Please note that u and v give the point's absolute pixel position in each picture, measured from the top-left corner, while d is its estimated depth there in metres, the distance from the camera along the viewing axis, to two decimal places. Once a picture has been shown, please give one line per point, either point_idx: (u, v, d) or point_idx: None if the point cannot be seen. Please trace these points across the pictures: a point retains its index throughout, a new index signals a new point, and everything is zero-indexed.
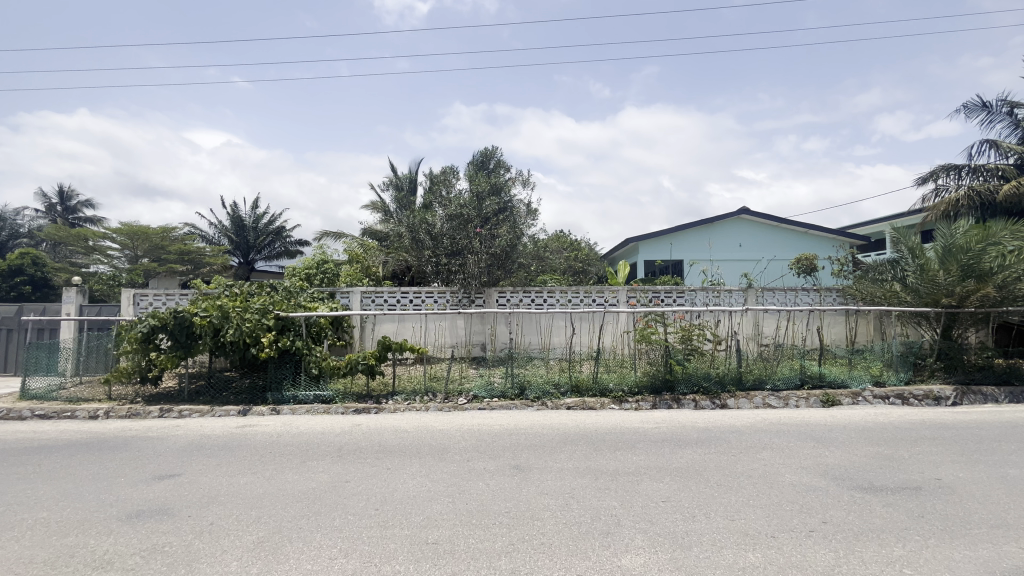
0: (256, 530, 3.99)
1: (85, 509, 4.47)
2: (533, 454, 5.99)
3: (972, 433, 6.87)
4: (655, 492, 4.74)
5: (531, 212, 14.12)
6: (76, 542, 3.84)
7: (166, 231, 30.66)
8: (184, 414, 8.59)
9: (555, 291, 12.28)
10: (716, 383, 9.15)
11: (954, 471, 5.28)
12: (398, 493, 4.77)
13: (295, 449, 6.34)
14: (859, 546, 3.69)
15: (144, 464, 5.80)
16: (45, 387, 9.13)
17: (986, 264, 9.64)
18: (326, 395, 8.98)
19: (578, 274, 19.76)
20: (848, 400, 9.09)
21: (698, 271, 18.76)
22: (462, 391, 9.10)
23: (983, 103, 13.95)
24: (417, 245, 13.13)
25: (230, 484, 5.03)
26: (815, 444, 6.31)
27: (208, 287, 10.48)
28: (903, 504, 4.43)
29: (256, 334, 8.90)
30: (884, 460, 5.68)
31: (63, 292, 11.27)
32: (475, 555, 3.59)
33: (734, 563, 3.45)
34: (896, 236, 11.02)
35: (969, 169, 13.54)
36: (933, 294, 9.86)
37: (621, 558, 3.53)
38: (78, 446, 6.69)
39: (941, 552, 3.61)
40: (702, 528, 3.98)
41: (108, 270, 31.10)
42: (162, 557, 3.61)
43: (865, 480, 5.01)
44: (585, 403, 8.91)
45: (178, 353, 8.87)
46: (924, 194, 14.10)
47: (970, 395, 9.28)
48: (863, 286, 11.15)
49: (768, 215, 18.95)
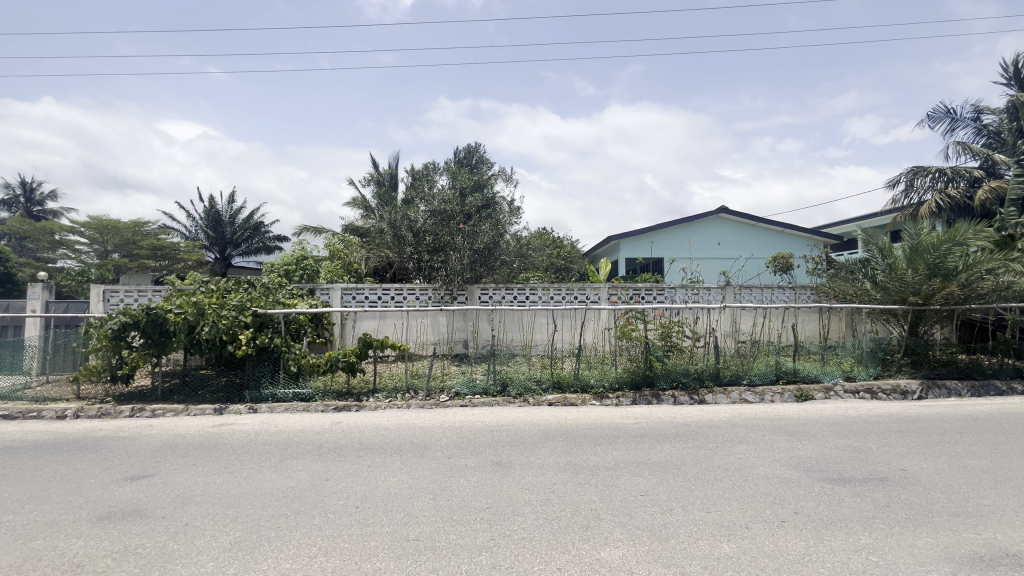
0: (233, 530, 3.93)
1: (52, 512, 4.33)
2: (514, 450, 6.02)
3: (937, 425, 7.15)
4: (634, 486, 4.81)
5: (514, 209, 14.05)
6: (42, 545, 3.73)
7: (137, 225, 29.75)
8: (157, 413, 8.37)
9: (537, 287, 12.33)
10: (695, 378, 9.33)
11: (918, 462, 5.49)
12: (379, 490, 4.74)
13: (274, 447, 6.24)
14: (829, 535, 3.82)
15: (116, 464, 5.66)
16: (10, 387, 8.83)
17: (950, 264, 10.03)
18: (305, 393, 8.86)
19: (560, 271, 19.97)
20: (820, 395, 9.36)
21: (678, 269, 19.15)
22: (444, 388, 9.10)
23: (947, 110, 14.45)
24: (399, 241, 12.97)
25: (206, 484, 4.94)
26: (789, 438, 6.47)
27: (182, 283, 10.27)
28: (870, 494, 4.60)
29: (234, 331, 8.73)
30: (852, 452, 5.89)
31: (28, 288, 10.90)
32: (456, 551, 3.61)
33: (709, 554, 3.54)
34: (866, 237, 11.40)
35: (941, 174, 13.82)
36: (901, 291, 10.27)
37: (600, 551, 3.59)
38: (44, 447, 6.50)
39: (904, 539, 3.77)
40: (679, 520, 4.05)
41: (76, 265, 29.97)
42: (135, 559, 3.54)
43: (835, 471, 5.19)
44: (566, 399, 8.97)
45: (151, 350, 8.68)
46: (895, 196, 14.52)
47: (934, 389, 9.67)
48: (835, 283, 11.35)
49: (745, 214, 19.37)
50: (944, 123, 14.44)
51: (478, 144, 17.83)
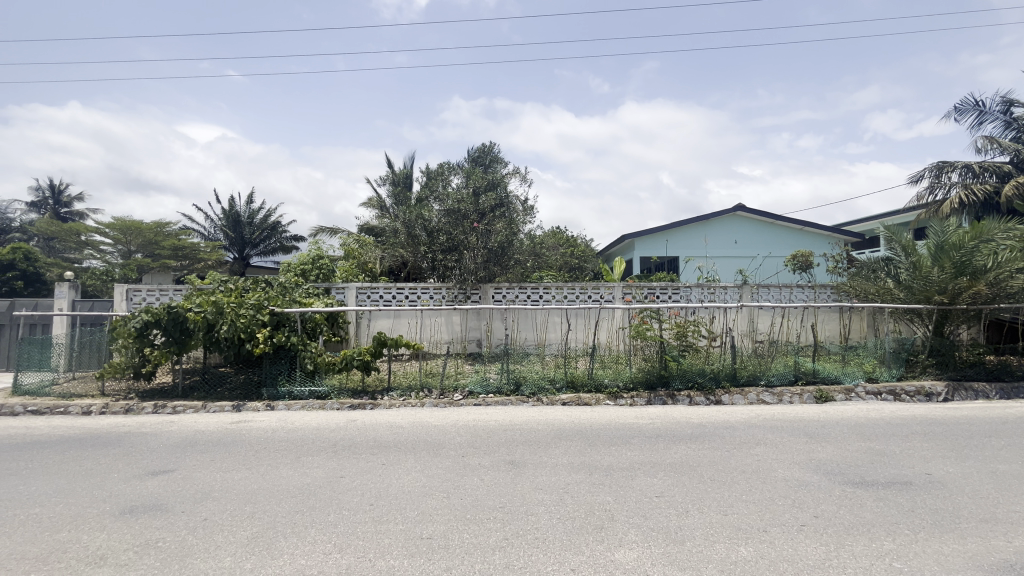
0: (250, 526, 3.98)
1: (77, 505, 4.45)
2: (528, 450, 5.99)
3: (964, 429, 6.93)
4: (649, 487, 4.75)
5: (527, 208, 13.98)
6: (68, 538, 3.83)
7: (159, 226, 30.45)
8: (178, 410, 8.56)
9: (551, 286, 12.30)
10: (711, 378, 9.19)
11: (944, 466, 5.33)
12: (392, 488, 4.77)
13: (290, 444, 6.33)
14: (850, 540, 3.72)
15: (138, 459, 5.79)
16: (38, 383, 9.11)
17: (978, 262, 9.70)
18: (321, 391, 8.94)
19: (574, 270, 19.87)
20: (841, 396, 9.16)
21: (693, 267, 18.92)
22: (457, 387, 9.12)
23: (975, 103, 13.99)
24: (413, 241, 13.03)
25: (225, 480, 5.02)
26: (809, 440, 6.34)
27: (202, 283, 10.48)
28: (894, 498, 4.47)
29: (251, 330, 8.87)
30: (875, 455, 5.73)
31: (56, 287, 11.23)
32: (470, 550, 3.60)
33: (726, 557, 3.48)
34: (889, 234, 11.09)
35: (968, 169, 13.40)
36: (925, 290, 9.99)
37: (615, 552, 3.55)
38: (71, 441, 6.69)
39: (930, 545, 3.66)
40: (695, 523, 4.00)
41: (101, 265, 30.81)
42: (155, 552, 3.61)
43: (856, 475, 5.06)
44: (580, 399, 8.92)
45: (172, 348, 8.86)
46: (919, 191, 14.11)
47: (961, 391, 9.37)
48: (856, 282, 11.03)
49: (763, 212, 19.02)
50: (972, 116, 13.99)
51: (491, 143, 17.85)
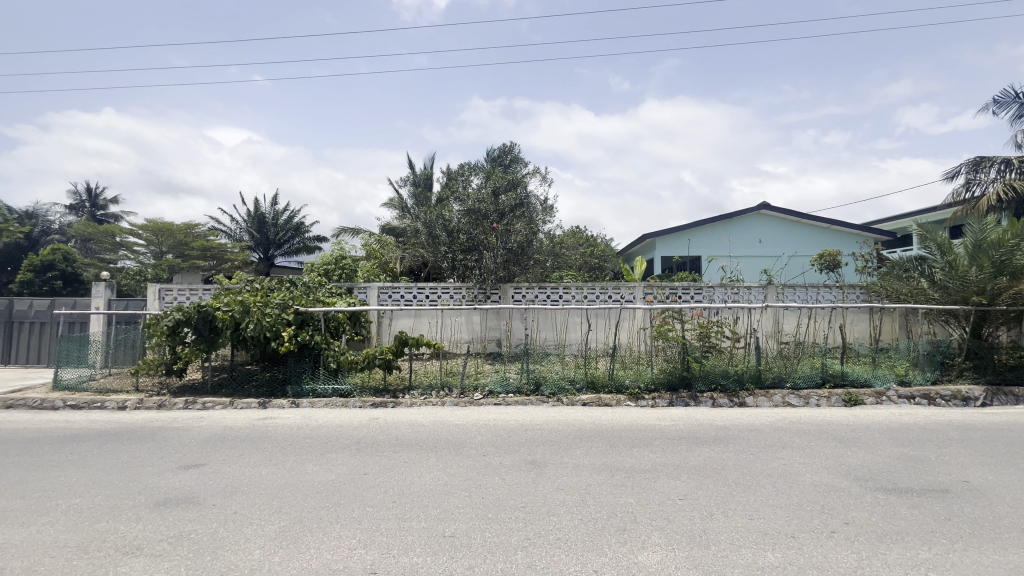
0: (277, 520, 4.08)
1: (114, 496, 4.63)
2: (549, 450, 5.98)
3: (1004, 435, 6.64)
4: (672, 489, 4.70)
5: (547, 208, 13.91)
6: (106, 527, 3.98)
7: (188, 227, 31.40)
8: (207, 406, 8.81)
9: (570, 286, 12.25)
10: (735, 380, 9.03)
11: (982, 473, 5.13)
12: (415, 486, 4.82)
13: (315, 441, 6.46)
14: (882, 548, 3.61)
15: (171, 453, 5.99)
16: (77, 378, 9.49)
17: (1019, 261, 9.39)
18: (344, 388, 9.10)
19: (594, 270, 19.74)
20: (870, 400, 8.87)
21: (715, 267, 18.61)
22: (477, 386, 9.16)
23: (1016, 95, 13.40)
24: (433, 241, 13.13)
25: (253, 475, 5.16)
26: (838, 444, 6.17)
27: (230, 283, 10.75)
28: (929, 506, 4.32)
29: (276, 328, 9.07)
30: (909, 461, 5.54)
31: (93, 287, 11.68)
32: (491, 548, 3.62)
33: (752, 563, 3.41)
34: (923, 233, 10.73)
35: (1008, 164, 12.84)
36: (962, 290, 9.61)
37: (638, 554, 3.52)
38: (108, 435, 6.96)
39: (969, 555, 3.52)
40: (720, 526, 3.93)
41: (135, 266, 31.93)
42: (188, 543, 3.73)
43: (888, 481, 4.90)
44: (600, 399, 8.88)
45: (202, 346, 9.13)
46: (955, 188, 13.61)
47: (1000, 396, 9.00)
48: (887, 282, 10.70)
49: (789, 210, 18.57)
50: (1012, 109, 13.42)
51: (511, 143, 17.88)
